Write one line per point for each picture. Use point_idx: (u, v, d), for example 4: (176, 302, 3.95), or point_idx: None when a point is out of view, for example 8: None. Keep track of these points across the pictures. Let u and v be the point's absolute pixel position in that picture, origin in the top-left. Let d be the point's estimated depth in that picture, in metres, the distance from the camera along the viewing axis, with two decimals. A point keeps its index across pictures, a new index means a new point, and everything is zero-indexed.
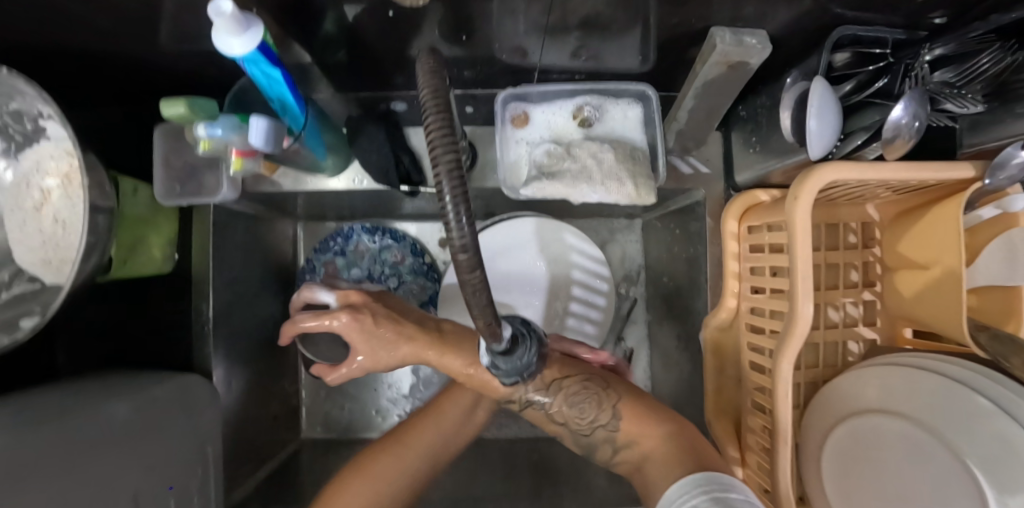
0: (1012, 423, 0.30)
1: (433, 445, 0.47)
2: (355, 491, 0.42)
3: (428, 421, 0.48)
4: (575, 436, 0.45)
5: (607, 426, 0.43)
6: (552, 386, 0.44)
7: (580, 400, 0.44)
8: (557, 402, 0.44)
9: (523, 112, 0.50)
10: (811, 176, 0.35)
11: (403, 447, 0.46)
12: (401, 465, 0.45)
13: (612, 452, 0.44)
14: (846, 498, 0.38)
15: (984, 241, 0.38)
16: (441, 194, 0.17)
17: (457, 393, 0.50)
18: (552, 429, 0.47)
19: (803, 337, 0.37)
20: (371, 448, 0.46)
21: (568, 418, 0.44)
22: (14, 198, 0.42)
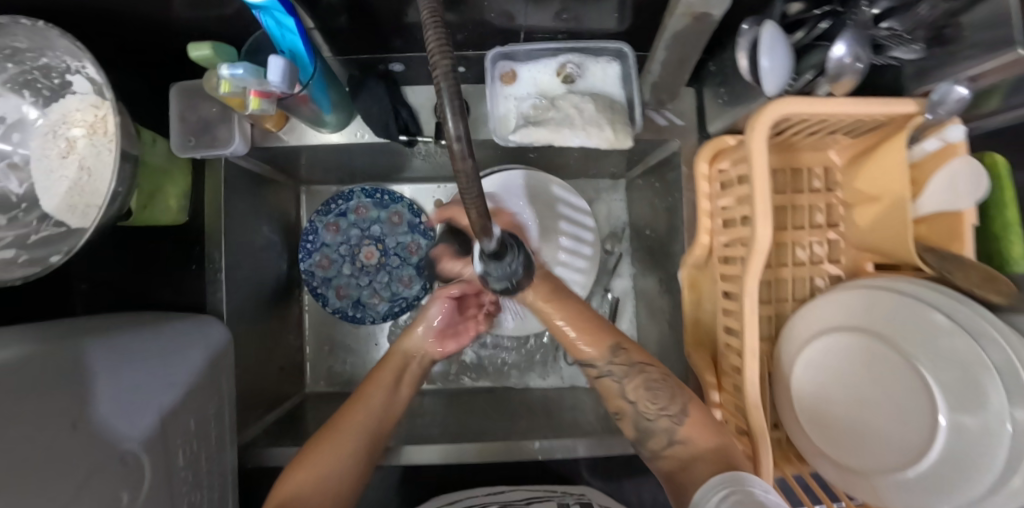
0: (969, 339, 0.36)
1: (367, 419, 0.50)
2: (296, 479, 0.43)
3: (359, 400, 0.52)
4: (636, 418, 0.49)
5: (675, 416, 0.46)
6: (636, 367, 0.50)
7: (656, 386, 0.48)
8: (636, 385, 0.49)
9: (511, 70, 0.53)
10: (766, 110, 0.41)
11: (339, 428, 0.48)
12: (338, 451, 0.46)
13: (667, 442, 0.46)
14: (810, 405, 0.45)
15: (929, 173, 0.45)
16: (439, 98, 0.18)
17: (380, 375, 0.54)
18: (616, 407, 0.51)
19: (764, 255, 0.42)
20: (315, 436, 0.48)
21: (640, 398, 0.48)
22: (41, 148, 0.46)
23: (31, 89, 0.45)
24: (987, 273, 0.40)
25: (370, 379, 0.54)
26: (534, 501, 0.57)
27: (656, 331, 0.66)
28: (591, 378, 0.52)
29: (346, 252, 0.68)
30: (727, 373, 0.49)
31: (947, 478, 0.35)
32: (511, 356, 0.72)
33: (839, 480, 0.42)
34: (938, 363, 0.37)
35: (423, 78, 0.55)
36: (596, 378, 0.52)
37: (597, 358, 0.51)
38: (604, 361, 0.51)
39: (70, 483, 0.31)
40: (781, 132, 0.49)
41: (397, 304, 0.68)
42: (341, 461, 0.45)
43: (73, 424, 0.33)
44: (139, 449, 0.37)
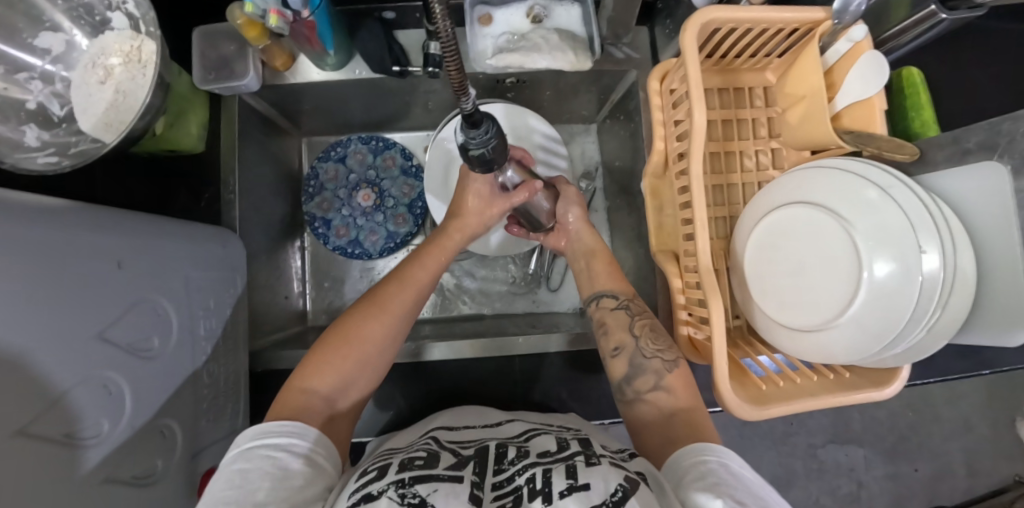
0: (894, 207, 0.46)
1: (405, 308, 0.52)
2: (336, 359, 0.47)
3: (401, 284, 0.53)
4: (633, 354, 0.52)
5: (667, 362, 0.51)
6: (647, 314, 0.55)
7: (660, 332, 0.53)
8: (642, 325, 0.54)
9: (487, 13, 0.60)
10: (696, 15, 0.48)
11: (383, 310, 0.50)
12: (378, 332, 0.49)
13: (652, 386, 0.50)
14: (762, 262, 0.54)
15: (843, 73, 0.53)
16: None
17: (427, 258, 0.56)
18: (615, 341, 0.53)
19: (704, 138, 0.49)
20: (355, 312, 0.50)
21: (642, 336, 0.52)
22: (82, 76, 0.53)
23: (75, 24, 0.54)
24: (896, 142, 0.49)
25: (414, 262, 0.55)
26: (533, 435, 0.48)
27: (631, 253, 0.73)
28: (604, 308, 0.56)
29: (345, 195, 0.76)
30: (684, 259, 0.56)
31: (865, 314, 0.46)
32: (499, 288, 0.78)
33: (782, 331, 0.52)
34: (868, 228, 0.47)
35: (412, 23, 0.63)
36: (608, 309, 0.56)
37: (622, 293, 0.57)
38: (625, 298, 0.56)
39: (111, 311, 0.38)
40: (719, 50, 0.57)
41: (392, 240, 0.75)
42: (382, 346, 0.49)
43: (119, 264, 0.39)
44: (167, 303, 0.44)
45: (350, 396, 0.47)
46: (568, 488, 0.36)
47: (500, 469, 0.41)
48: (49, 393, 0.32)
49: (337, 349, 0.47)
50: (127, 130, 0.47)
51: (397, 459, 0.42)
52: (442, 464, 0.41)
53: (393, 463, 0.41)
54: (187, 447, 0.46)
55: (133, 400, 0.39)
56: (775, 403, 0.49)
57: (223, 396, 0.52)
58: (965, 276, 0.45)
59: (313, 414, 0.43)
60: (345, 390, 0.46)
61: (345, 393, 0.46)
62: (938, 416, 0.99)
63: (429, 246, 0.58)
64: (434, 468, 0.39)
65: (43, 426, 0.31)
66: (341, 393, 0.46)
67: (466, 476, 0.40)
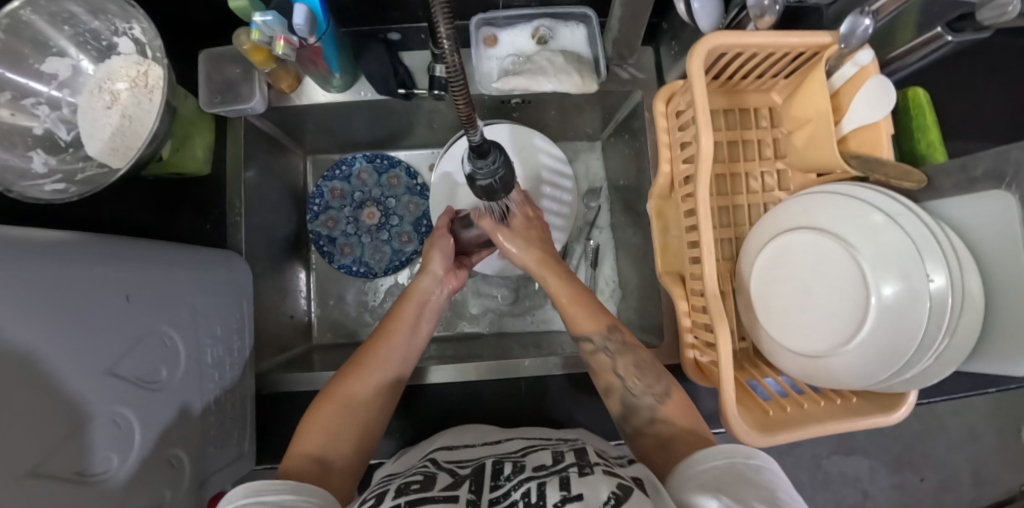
0: (898, 231, 0.46)
1: (392, 357, 0.54)
2: (325, 414, 0.48)
3: (380, 341, 0.55)
4: (624, 393, 0.51)
5: (658, 395, 0.49)
6: (629, 347, 0.53)
7: (645, 366, 0.51)
8: (627, 362, 0.52)
9: (492, 35, 0.60)
10: (703, 40, 0.48)
11: (364, 368, 0.52)
12: (361, 383, 0.51)
13: (650, 419, 0.48)
14: (768, 287, 0.54)
15: (848, 97, 0.53)
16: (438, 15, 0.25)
17: (400, 315, 0.57)
18: (604, 383, 0.53)
19: (711, 163, 0.49)
20: (342, 370, 0.52)
21: (628, 375, 0.51)
22: (88, 102, 0.53)
23: (82, 50, 0.54)
24: (902, 168, 0.49)
25: (389, 320, 0.57)
26: (530, 450, 0.48)
27: (635, 271, 0.73)
28: (585, 352, 0.55)
29: (349, 214, 0.76)
30: (690, 282, 0.55)
31: (874, 340, 0.46)
32: (504, 305, 0.78)
33: (790, 356, 0.52)
34: (874, 254, 0.46)
35: (417, 44, 0.63)
36: (590, 353, 0.54)
37: (596, 333, 0.54)
38: (599, 337, 0.53)
39: (119, 346, 0.38)
40: (725, 72, 0.57)
41: (397, 258, 0.75)
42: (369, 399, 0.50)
43: (127, 297, 0.39)
44: (174, 333, 0.44)
45: (345, 454, 0.46)
46: (562, 499, 0.36)
47: (496, 485, 0.41)
48: (60, 432, 0.32)
49: (326, 406, 0.48)
50: (137, 156, 0.47)
51: (394, 485, 0.42)
52: (438, 486, 0.41)
53: (389, 489, 0.41)
54: (194, 475, 0.46)
55: (141, 433, 0.39)
56: (783, 429, 0.49)
57: (230, 421, 0.52)
58: (973, 299, 0.45)
59: (311, 472, 0.43)
60: (334, 447, 0.46)
61: (339, 450, 0.46)
62: (943, 428, 0.99)
63: (403, 299, 0.60)
64: (429, 492, 0.40)
65: (55, 465, 0.31)
66: (331, 453, 0.46)
67: (461, 495, 0.40)
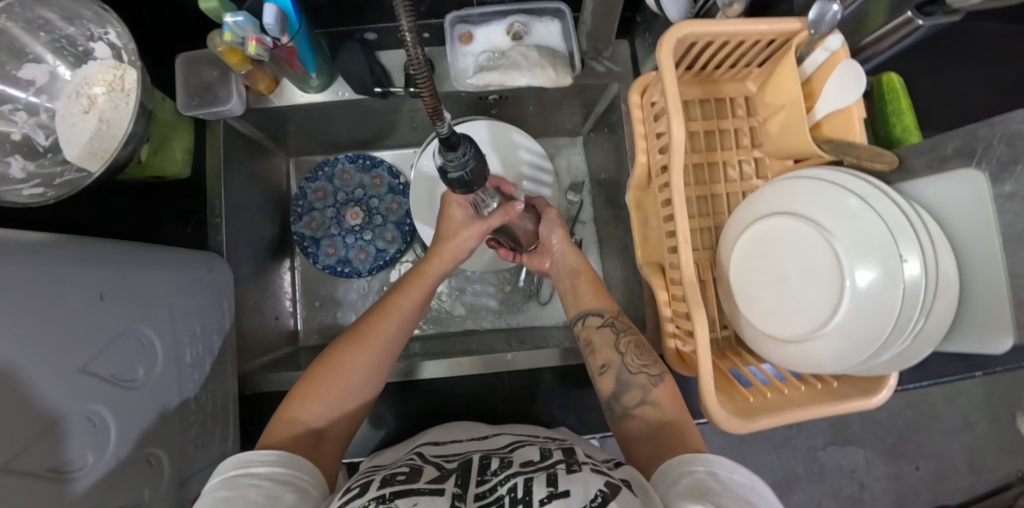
0: (871, 214, 0.46)
1: (391, 335, 0.53)
2: (321, 392, 0.49)
3: (384, 317, 0.54)
4: (620, 370, 0.52)
5: (653, 377, 0.51)
6: (632, 330, 0.55)
7: (645, 348, 0.53)
8: (628, 340, 0.54)
9: (468, 32, 0.61)
10: (673, 30, 0.49)
11: (368, 345, 0.52)
12: (362, 358, 0.51)
13: (639, 400, 0.50)
14: (745, 274, 0.54)
15: (820, 82, 0.53)
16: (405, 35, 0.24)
17: (408, 289, 0.57)
18: (602, 358, 0.53)
19: (683, 152, 0.49)
20: (336, 347, 0.52)
21: (629, 352, 0.52)
22: (66, 107, 0.54)
23: (57, 56, 0.54)
24: (874, 150, 0.50)
25: (396, 295, 0.56)
26: (518, 445, 0.48)
27: (619, 264, 0.73)
28: (589, 325, 0.57)
29: (333, 214, 0.76)
30: (668, 272, 0.55)
31: (850, 325, 0.46)
32: (490, 302, 0.78)
33: (769, 342, 0.52)
34: (848, 237, 0.47)
35: (393, 43, 0.64)
36: (592, 327, 0.56)
37: (607, 311, 0.57)
38: (610, 315, 0.57)
39: (93, 344, 0.38)
40: (698, 62, 0.57)
41: (381, 258, 0.75)
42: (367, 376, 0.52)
43: (102, 296, 0.40)
44: (151, 332, 0.44)
45: (338, 421, 0.49)
46: (548, 496, 0.36)
47: (482, 480, 0.41)
48: (31, 429, 0.32)
49: (321, 384, 0.50)
50: (113, 158, 0.47)
51: (380, 475, 0.42)
52: (424, 478, 0.41)
53: (376, 479, 0.41)
54: (174, 475, 0.46)
55: (116, 431, 0.39)
56: (764, 414, 0.49)
57: (212, 420, 0.52)
58: (947, 283, 0.45)
59: (301, 444, 0.45)
60: (332, 420, 0.49)
61: (335, 421, 0.49)
62: (936, 415, 0.99)
63: (411, 274, 0.59)
64: (415, 483, 0.40)
65: (24, 463, 0.31)
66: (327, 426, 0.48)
67: (447, 487, 0.40)
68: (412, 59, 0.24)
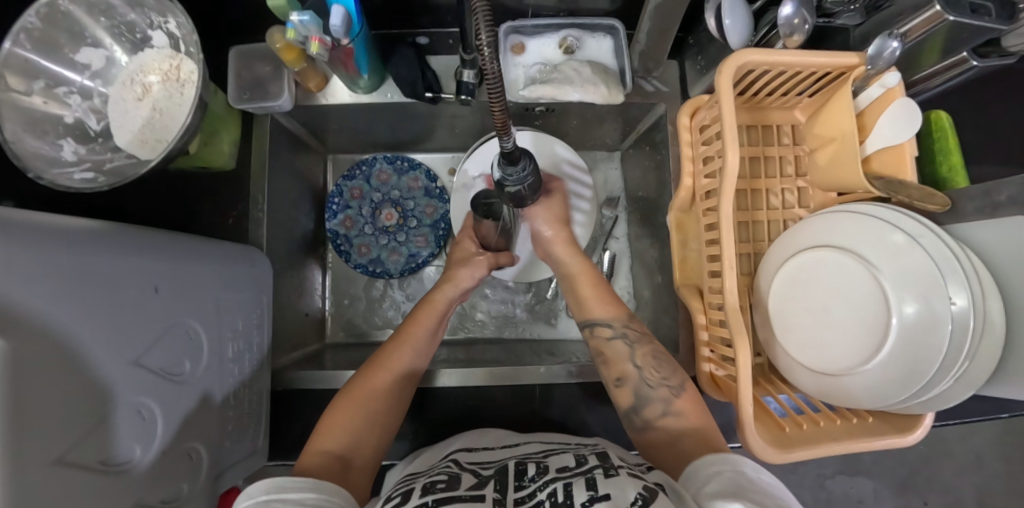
0: (918, 251, 0.46)
1: (405, 361, 0.54)
2: (346, 413, 0.48)
3: (399, 346, 0.55)
4: (638, 384, 0.51)
5: (674, 387, 0.50)
6: (646, 337, 0.55)
7: (662, 358, 0.52)
8: (644, 352, 0.54)
9: (520, 42, 0.61)
10: (732, 57, 0.49)
11: (384, 372, 0.52)
12: (372, 384, 0.51)
13: (661, 412, 0.49)
14: (783, 308, 0.54)
15: (873, 118, 0.53)
16: (478, 32, 0.27)
17: (422, 321, 0.58)
18: (618, 372, 0.53)
19: (736, 179, 0.49)
20: (358, 374, 0.52)
21: (646, 365, 0.52)
22: (120, 93, 0.54)
23: (116, 40, 0.54)
24: (925, 190, 0.50)
25: (411, 324, 0.58)
26: (551, 452, 0.48)
27: (650, 282, 0.73)
28: (602, 338, 0.56)
29: (368, 214, 0.76)
30: (708, 296, 0.56)
31: (893, 361, 0.46)
32: (517, 311, 0.79)
33: (807, 374, 0.52)
34: (893, 274, 0.47)
35: (445, 49, 0.64)
36: (606, 339, 0.56)
37: (614, 319, 0.57)
38: (620, 323, 0.56)
39: (146, 337, 0.38)
40: (750, 89, 0.57)
41: (413, 260, 0.76)
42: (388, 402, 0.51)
43: (155, 288, 0.40)
44: (199, 325, 0.44)
45: (364, 454, 0.47)
46: (590, 500, 0.37)
47: (521, 485, 0.41)
48: (86, 421, 0.32)
49: (346, 408, 0.48)
50: (169, 150, 0.47)
51: (419, 483, 0.42)
52: (464, 486, 0.41)
53: (415, 487, 0.41)
54: (210, 470, 0.46)
55: (163, 424, 0.39)
56: (799, 446, 0.49)
57: (246, 416, 0.52)
58: (993, 323, 0.45)
59: (330, 468, 0.43)
60: (358, 448, 0.46)
61: (360, 450, 0.46)
62: (949, 451, 0.99)
63: (420, 305, 0.61)
64: (456, 491, 0.40)
65: (79, 454, 0.31)
66: (354, 452, 0.46)
67: (487, 494, 0.40)
68: (485, 62, 0.27)
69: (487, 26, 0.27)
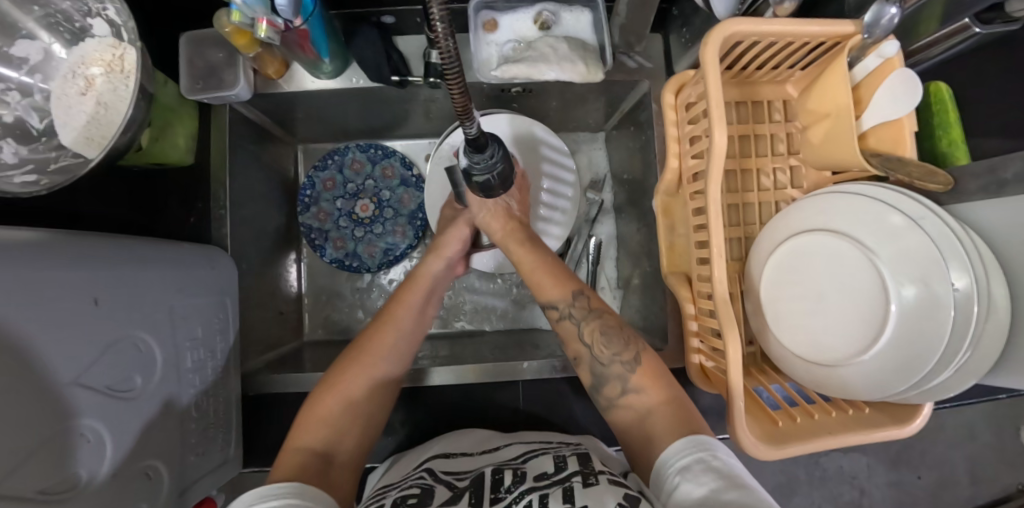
0: (919, 233, 0.43)
1: (397, 344, 0.53)
2: (330, 406, 0.47)
3: (382, 330, 0.54)
4: (592, 363, 0.50)
5: (628, 363, 0.48)
6: (596, 312, 0.52)
7: (611, 332, 0.50)
8: (593, 327, 0.51)
9: (492, 19, 0.57)
10: (717, 28, 0.45)
11: (367, 358, 0.51)
12: (365, 371, 0.50)
13: (622, 391, 0.48)
14: (777, 291, 0.51)
15: (871, 90, 0.50)
16: (431, 11, 0.22)
17: (404, 301, 0.57)
18: (574, 352, 0.52)
19: (723, 161, 0.46)
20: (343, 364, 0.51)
21: (595, 342, 0.50)
22: (61, 87, 0.50)
23: (53, 32, 0.50)
24: (926, 168, 0.46)
25: (394, 306, 0.56)
26: (531, 454, 0.46)
27: (637, 268, 0.71)
28: (552, 320, 0.54)
29: (341, 205, 0.74)
30: (697, 284, 0.53)
31: (893, 350, 0.43)
32: (502, 302, 0.77)
33: (799, 364, 0.49)
34: (892, 258, 0.44)
35: (412, 28, 0.60)
36: (556, 321, 0.54)
37: (560, 300, 0.53)
38: (565, 304, 0.53)
39: (88, 353, 0.35)
40: (738, 63, 0.53)
41: (391, 253, 0.73)
42: (373, 386, 0.50)
43: (95, 300, 0.37)
44: (150, 338, 0.42)
45: (348, 447, 0.46)
46: None
47: (496, 499, 0.40)
48: (24, 447, 0.30)
49: (328, 400, 0.47)
50: (110, 145, 0.43)
51: (391, 497, 0.41)
52: (436, 503, 0.40)
53: (386, 503, 0.40)
54: (174, 485, 0.44)
55: (112, 445, 0.37)
56: (793, 442, 0.47)
57: (212, 426, 0.50)
58: (997, 308, 0.42)
59: (313, 467, 0.41)
60: (339, 443, 0.45)
61: (341, 444, 0.46)
62: (943, 427, 0.97)
63: (407, 283, 0.59)
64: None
65: (16, 481, 0.29)
66: (336, 447, 0.45)
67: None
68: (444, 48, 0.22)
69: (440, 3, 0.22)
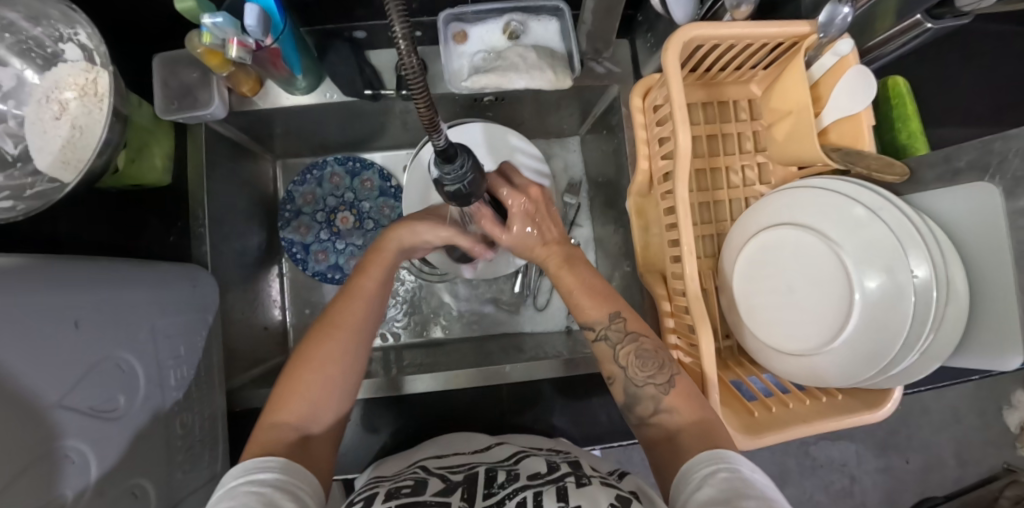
0: (877, 223, 0.45)
1: (358, 320, 0.50)
2: (305, 383, 0.46)
3: (349, 302, 0.51)
4: (626, 383, 0.50)
5: (661, 385, 0.47)
6: (632, 336, 0.51)
7: (647, 355, 0.49)
8: (628, 351, 0.50)
9: (462, 30, 0.58)
10: (677, 34, 0.46)
11: (335, 330, 0.49)
12: (337, 347, 0.48)
13: (654, 410, 0.47)
14: (751, 283, 0.52)
15: (829, 86, 0.51)
16: (394, 28, 0.21)
17: (370, 270, 0.53)
18: (608, 371, 0.52)
19: (688, 160, 0.47)
20: (312, 336, 0.49)
21: (630, 365, 0.49)
22: (36, 113, 0.50)
23: (25, 59, 0.51)
24: (883, 160, 0.48)
25: (359, 275, 0.53)
26: (520, 457, 0.47)
27: (616, 268, 0.72)
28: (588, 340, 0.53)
29: (323, 219, 0.75)
30: (672, 282, 0.54)
31: (860, 336, 0.45)
32: (484, 307, 0.78)
33: (772, 354, 0.51)
34: (854, 249, 0.46)
35: (384, 42, 0.61)
36: (592, 342, 0.53)
37: (597, 322, 0.52)
38: (601, 326, 0.52)
39: (71, 375, 0.36)
40: (701, 66, 0.55)
41: None
42: (344, 364, 0.48)
43: (78, 323, 0.37)
44: (132, 357, 0.42)
45: (320, 422, 0.46)
46: None
47: (490, 493, 0.40)
48: (16, 464, 0.30)
49: (298, 375, 0.47)
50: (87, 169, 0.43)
51: (384, 488, 0.41)
52: (431, 491, 0.40)
53: (380, 492, 0.40)
54: (161, 503, 0.44)
55: (97, 463, 0.37)
56: (769, 431, 0.48)
57: (198, 444, 0.50)
58: (958, 290, 0.44)
59: (287, 446, 0.42)
60: (314, 417, 0.46)
61: (317, 420, 0.46)
62: (927, 410, 0.99)
63: (371, 251, 0.54)
64: (421, 496, 0.39)
65: (11, 496, 0.29)
66: (311, 422, 0.46)
67: (454, 501, 0.38)
68: (405, 63, 0.21)
69: (401, 17, 0.21)
